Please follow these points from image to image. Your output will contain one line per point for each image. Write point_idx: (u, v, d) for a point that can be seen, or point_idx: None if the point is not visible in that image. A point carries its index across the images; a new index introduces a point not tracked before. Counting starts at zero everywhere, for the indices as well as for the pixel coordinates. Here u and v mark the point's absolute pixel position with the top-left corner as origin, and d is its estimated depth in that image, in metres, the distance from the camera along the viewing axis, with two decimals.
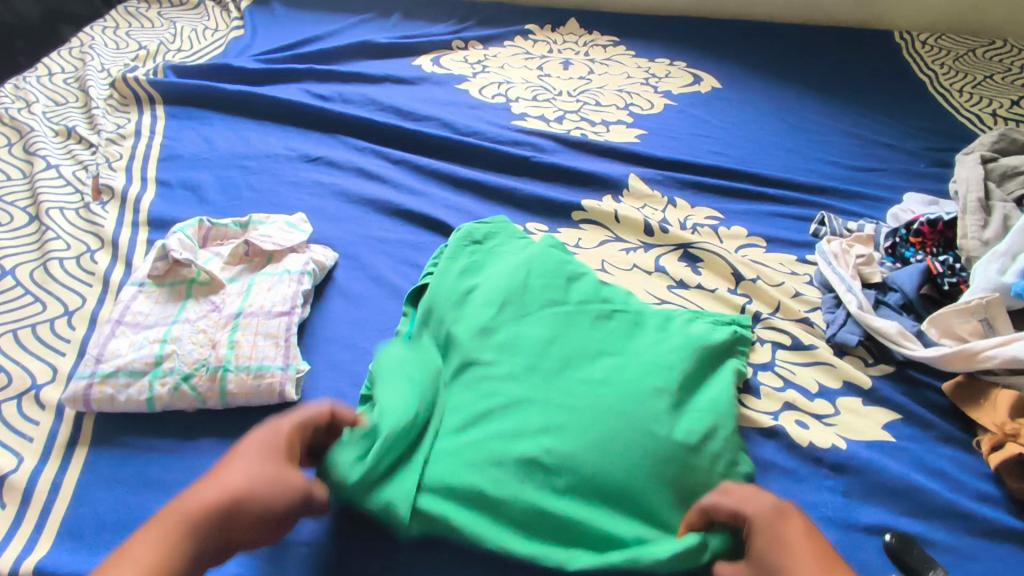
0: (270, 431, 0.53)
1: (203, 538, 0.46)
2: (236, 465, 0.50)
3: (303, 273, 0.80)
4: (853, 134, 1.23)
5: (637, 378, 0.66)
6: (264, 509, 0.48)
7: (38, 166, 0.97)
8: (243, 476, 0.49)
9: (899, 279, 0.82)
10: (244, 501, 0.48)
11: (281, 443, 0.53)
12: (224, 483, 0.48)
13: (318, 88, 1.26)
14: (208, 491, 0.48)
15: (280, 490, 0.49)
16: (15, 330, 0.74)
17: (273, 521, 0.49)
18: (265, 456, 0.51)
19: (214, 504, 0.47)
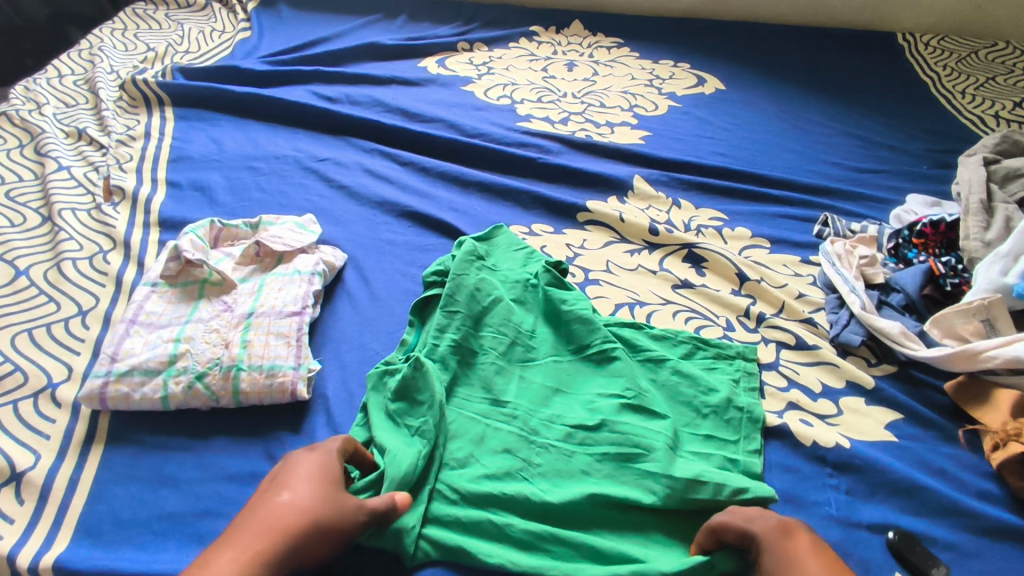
0: (320, 458, 0.57)
1: (290, 558, 0.50)
2: (302, 490, 0.54)
3: (314, 273, 0.81)
4: (856, 135, 1.24)
5: (635, 421, 0.68)
6: (341, 524, 0.53)
7: (50, 168, 0.98)
8: (314, 501, 0.53)
9: (902, 280, 0.83)
10: (324, 522, 0.52)
11: (335, 470, 0.57)
12: (299, 508, 0.52)
13: (325, 90, 1.27)
14: (286, 516, 0.52)
15: (351, 510, 0.54)
16: (30, 329, 0.75)
17: (346, 536, 0.54)
18: (326, 481, 0.55)
19: (296, 527, 0.51)
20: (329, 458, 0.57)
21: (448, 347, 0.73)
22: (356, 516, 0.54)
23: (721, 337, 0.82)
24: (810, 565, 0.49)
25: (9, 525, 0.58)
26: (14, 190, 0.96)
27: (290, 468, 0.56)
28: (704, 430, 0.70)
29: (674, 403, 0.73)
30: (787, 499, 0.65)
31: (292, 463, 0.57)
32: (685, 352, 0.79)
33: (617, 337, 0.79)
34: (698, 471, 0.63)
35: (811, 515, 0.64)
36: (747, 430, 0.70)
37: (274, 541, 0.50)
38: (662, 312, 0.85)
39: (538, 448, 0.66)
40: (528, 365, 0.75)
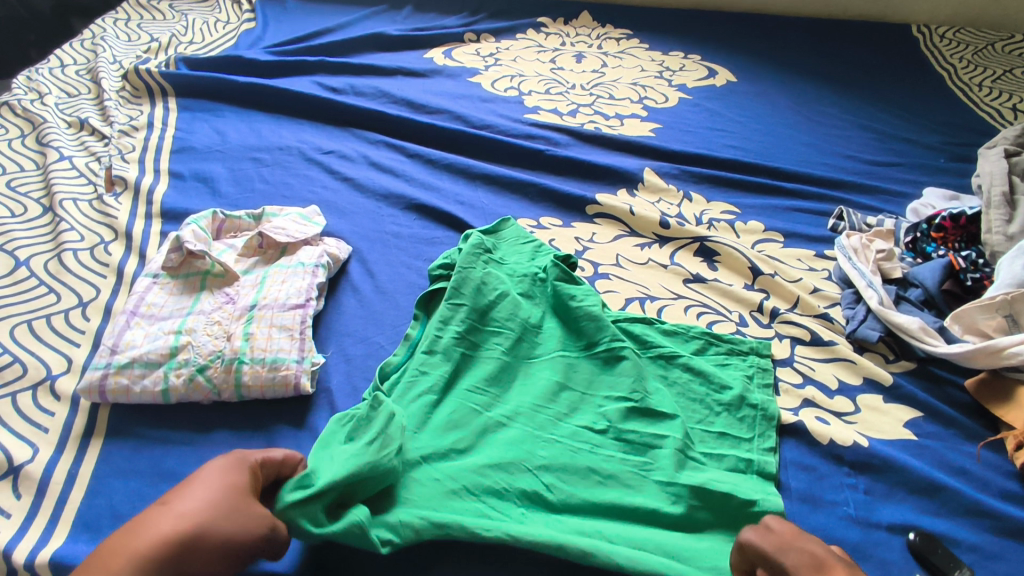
0: (226, 463, 0.52)
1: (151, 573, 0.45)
2: (188, 494, 0.49)
3: (318, 265, 0.80)
4: (870, 128, 1.22)
5: (643, 425, 0.66)
6: (222, 536, 0.47)
7: (51, 158, 0.97)
8: (195, 506, 0.48)
9: (921, 275, 0.81)
10: (201, 530, 0.47)
11: (236, 477, 0.51)
12: (176, 513, 0.47)
13: (330, 81, 1.25)
14: (159, 525, 0.46)
15: (232, 524, 0.48)
16: (30, 320, 0.74)
17: (230, 554, 0.47)
18: (222, 488, 0.49)
19: (164, 537, 0.46)
20: (238, 464, 0.52)
21: (452, 339, 0.72)
22: (243, 531, 0.48)
23: (735, 332, 0.80)
24: None
25: (6, 520, 0.57)
26: (14, 180, 0.95)
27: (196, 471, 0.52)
28: (716, 427, 0.68)
29: (685, 401, 0.71)
30: (804, 499, 0.63)
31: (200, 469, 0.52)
32: (697, 348, 0.77)
33: (626, 335, 0.77)
34: (705, 477, 0.61)
35: (828, 516, 0.62)
36: (762, 428, 0.68)
37: (135, 551, 0.45)
38: (673, 306, 0.83)
39: (544, 441, 0.65)
40: (534, 360, 0.74)
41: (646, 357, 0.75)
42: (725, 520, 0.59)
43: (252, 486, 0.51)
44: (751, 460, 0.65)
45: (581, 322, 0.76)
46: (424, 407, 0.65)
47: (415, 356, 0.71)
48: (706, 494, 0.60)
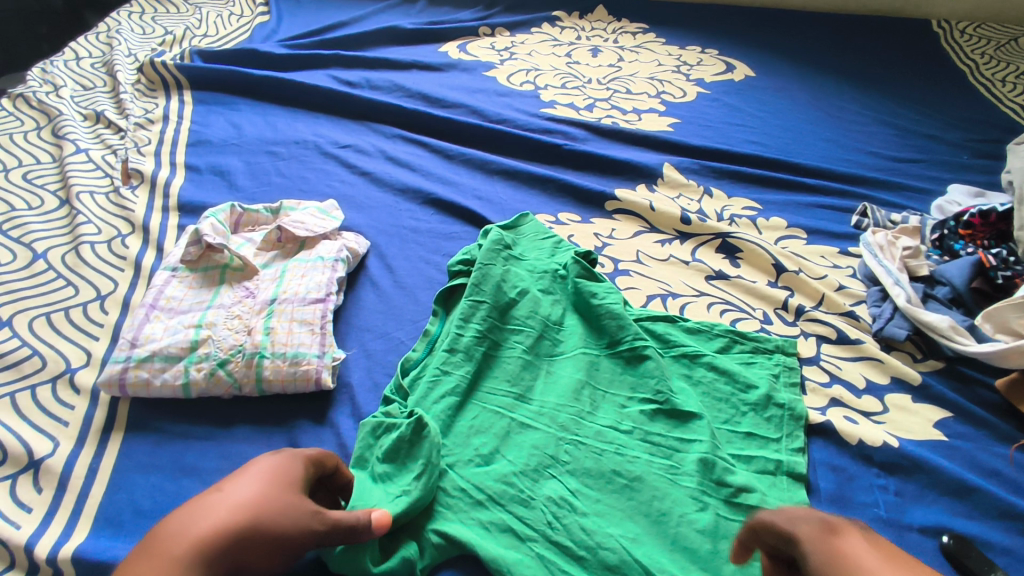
0: (278, 457, 0.51)
1: (209, 560, 0.43)
2: (243, 484, 0.48)
3: (337, 260, 0.79)
4: (892, 124, 1.20)
5: (667, 430, 0.65)
6: (277, 531, 0.46)
7: (68, 150, 0.97)
8: (251, 496, 0.47)
9: (949, 272, 0.80)
10: (257, 520, 0.45)
11: (289, 471, 0.50)
12: (232, 502, 0.46)
13: (345, 75, 1.24)
14: (215, 511, 0.45)
15: (288, 517, 0.47)
16: (48, 313, 0.73)
17: (283, 549, 0.46)
18: (276, 481, 0.48)
19: (221, 524, 0.45)
20: (290, 459, 0.51)
21: (473, 338, 0.71)
22: (298, 527, 0.47)
23: (759, 330, 0.79)
24: None
25: (27, 514, 0.56)
26: (30, 172, 0.94)
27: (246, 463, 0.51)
28: (743, 427, 0.67)
29: (710, 401, 0.69)
30: (833, 500, 0.62)
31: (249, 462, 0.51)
32: (721, 346, 0.75)
33: (648, 334, 0.76)
34: (734, 482, 0.61)
35: (858, 517, 0.61)
36: (789, 428, 0.67)
37: (192, 536, 0.44)
38: (696, 303, 0.82)
39: (568, 445, 0.64)
40: (555, 359, 0.73)
41: (669, 356, 0.74)
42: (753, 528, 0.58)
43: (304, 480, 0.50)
44: (778, 461, 0.64)
45: (602, 321, 0.74)
46: (447, 410, 0.64)
47: (435, 353, 0.70)
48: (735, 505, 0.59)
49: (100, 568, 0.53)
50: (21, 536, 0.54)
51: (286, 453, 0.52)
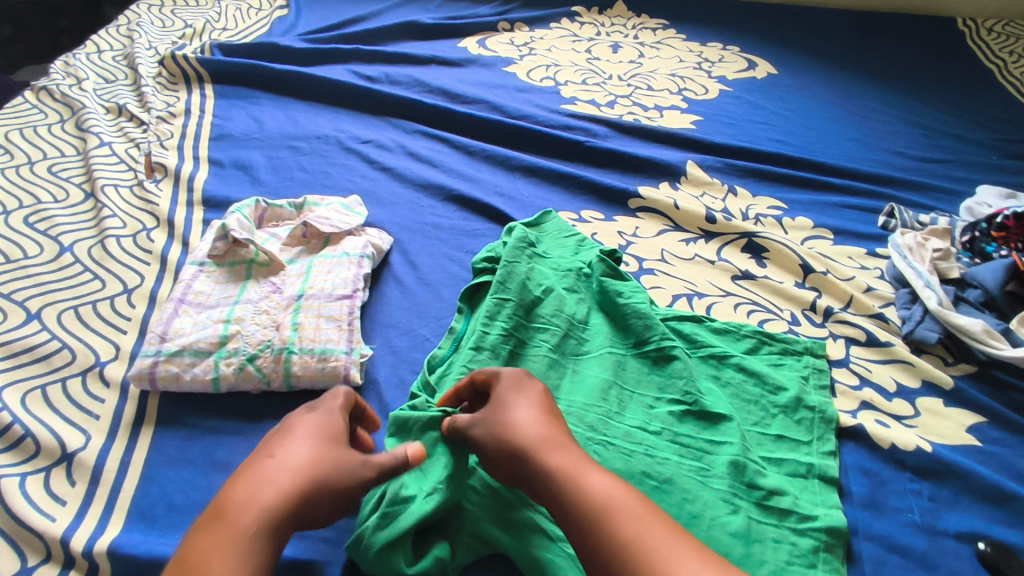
0: (316, 415, 0.52)
1: (279, 525, 0.44)
2: (292, 449, 0.48)
3: (363, 256, 0.79)
4: (919, 123, 1.18)
5: (696, 433, 0.65)
6: (339, 484, 0.47)
7: (92, 143, 0.97)
8: (306, 458, 0.48)
9: (980, 275, 0.78)
10: (318, 478, 0.47)
11: (331, 425, 0.51)
12: (289, 467, 0.47)
13: (365, 69, 1.24)
14: (275, 478, 0.46)
15: (344, 468, 0.48)
16: (76, 306, 0.73)
17: (350, 499, 0.48)
18: (323, 439, 0.50)
19: (284, 490, 0.46)
20: (327, 414, 0.52)
21: (499, 335, 0.70)
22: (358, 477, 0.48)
23: (787, 331, 0.78)
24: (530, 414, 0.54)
25: (61, 507, 0.56)
26: (55, 164, 0.94)
27: (281, 428, 0.51)
28: (774, 430, 0.66)
29: (739, 403, 0.69)
30: (866, 504, 0.61)
31: (282, 424, 0.52)
32: (749, 347, 0.75)
33: (675, 334, 0.75)
34: (766, 486, 0.60)
35: (892, 522, 0.60)
36: (820, 430, 0.66)
37: (258, 505, 0.44)
38: (722, 303, 0.81)
39: (597, 444, 0.62)
40: (580, 358, 0.72)
41: (697, 356, 0.73)
42: (786, 532, 0.58)
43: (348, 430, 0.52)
44: (810, 465, 0.63)
45: (629, 320, 0.74)
46: None
47: (460, 351, 0.69)
48: (767, 508, 0.59)
49: (134, 562, 0.53)
50: (56, 529, 0.54)
51: (322, 408, 0.53)
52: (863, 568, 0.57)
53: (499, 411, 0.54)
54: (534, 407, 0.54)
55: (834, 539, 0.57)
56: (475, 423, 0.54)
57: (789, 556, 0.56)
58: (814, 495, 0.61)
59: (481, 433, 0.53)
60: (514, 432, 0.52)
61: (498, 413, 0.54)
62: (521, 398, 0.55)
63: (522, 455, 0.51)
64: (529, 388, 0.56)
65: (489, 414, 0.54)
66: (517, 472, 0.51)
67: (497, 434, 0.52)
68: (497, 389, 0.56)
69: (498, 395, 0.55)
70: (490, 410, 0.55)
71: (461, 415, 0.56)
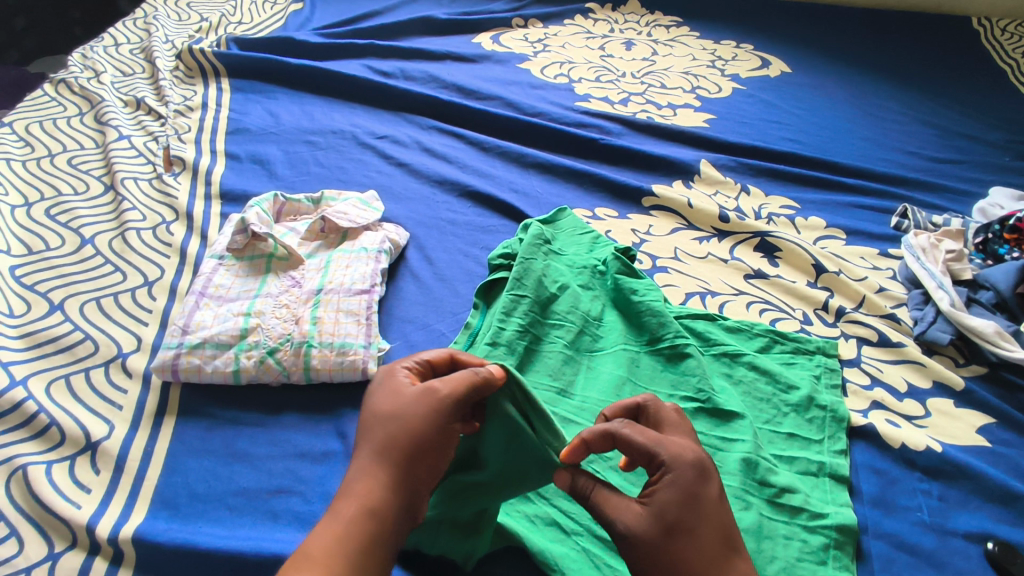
0: (378, 381, 0.52)
1: (373, 501, 0.46)
2: (367, 425, 0.49)
3: (380, 251, 0.80)
4: (932, 123, 1.18)
5: (708, 430, 0.65)
6: (409, 436, 0.47)
7: (111, 137, 0.98)
8: (379, 431, 0.48)
9: (993, 277, 0.79)
10: (391, 444, 0.47)
11: (390, 384, 0.51)
12: (367, 446, 0.48)
13: (380, 64, 1.25)
14: (358, 463, 0.48)
15: (411, 424, 0.48)
16: (98, 298, 0.75)
17: (427, 443, 0.47)
18: (386, 401, 0.50)
19: (370, 469, 0.47)
20: (389, 376, 0.52)
21: (515, 331, 0.70)
22: (422, 422, 0.48)
23: (799, 330, 0.79)
24: (702, 545, 0.45)
25: (87, 495, 0.58)
26: (75, 157, 0.96)
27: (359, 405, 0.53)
28: (785, 428, 0.67)
29: (751, 401, 0.69)
30: (876, 503, 0.62)
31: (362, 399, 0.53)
32: (761, 346, 0.75)
33: (688, 332, 0.75)
34: (778, 484, 0.61)
35: (902, 521, 0.61)
36: (832, 429, 0.67)
37: (350, 494, 0.46)
38: (735, 302, 0.82)
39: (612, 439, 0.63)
40: (595, 355, 0.73)
41: (709, 354, 0.74)
42: (796, 531, 0.58)
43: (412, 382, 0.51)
44: (821, 463, 0.64)
45: (643, 318, 0.74)
46: None
47: (477, 345, 0.70)
48: (778, 506, 0.60)
49: (159, 549, 0.54)
50: (82, 516, 0.55)
51: (384, 368, 0.53)
52: (872, 565, 0.58)
53: (666, 541, 0.45)
54: (708, 544, 0.45)
55: (844, 537, 0.58)
56: (632, 540, 0.45)
57: (799, 553, 0.57)
58: (824, 493, 0.62)
59: (637, 552, 0.45)
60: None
61: (666, 541, 0.45)
62: (694, 524, 0.45)
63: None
64: (706, 502, 0.46)
65: (654, 537, 0.45)
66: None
67: (661, 570, 0.45)
68: (665, 503, 0.45)
69: (670, 513, 0.45)
70: (657, 532, 0.45)
71: (616, 516, 0.46)
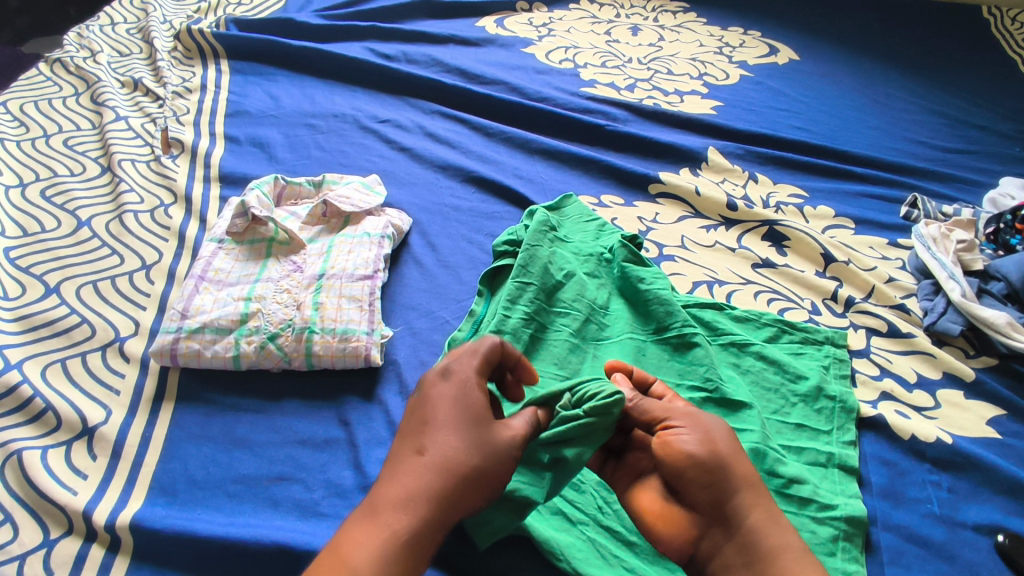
0: (455, 395, 0.48)
1: (429, 528, 0.44)
2: (438, 439, 0.46)
3: (383, 236, 0.78)
4: (942, 113, 1.16)
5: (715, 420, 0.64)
6: (485, 474, 0.45)
7: (108, 117, 0.96)
8: (453, 454, 0.45)
9: (1005, 267, 0.77)
10: (466, 476, 0.45)
11: (472, 404, 0.48)
12: (435, 464, 0.45)
13: (381, 47, 1.22)
14: (422, 479, 0.44)
15: (490, 463, 0.46)
16: (95, 281, 0.73)
17: (495, 485, 0.46)
18: (465, 424, 0.47)
19: (436, 493, 0.44)
20: (468, 392, 0.49)
21: (520, 319, 0.69)
22: (498, 466, 0.46)
23: (807, 320, 0.78)
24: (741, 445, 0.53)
25: (83, 480, 0.57)
26: (71, 138, 0.94)
27: (420, 406, 0.49)
28: (794, 419, 0.66)
29: (758, 392, 0.68)
30: (885, 494, 0.62)
31: (422, 396, 0.49)
32: (769, 336, 0.74)
33: (696, 321, 0.74)
34: (788, 474, 0.60)
35: (911, 513, 0.60)
36: (841, 420, 0.66)
37: (406, 513, 0.43)
38: (743, 291, 0.81)
39: None
40: (601, 344, 0.71)
41: (717, 344, 0.72)
42: (806, 525, 0.57)
43: (488, 409, 0.49)
44: (830, 454, 0.63)
45: (650, 306, 0.72)
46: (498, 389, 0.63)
47: (482, 333, 0.68)
48: (788, 497, 0.58)
49: (157, 536, 0.53)
50: (78, 502, 0.54)
51: (458, 378, 0.49)
52: (881, 557, 0.57)
53: (725, 428, 0.53)
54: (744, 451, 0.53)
55: (853, 531, 0.57)
56: (698, 417, 0.52)
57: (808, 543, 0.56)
58: (832, 483, 0.61)
59: (708, 428, 0.51)
60: (742, 458, 0.51)
61: (724, 428, 0.53)
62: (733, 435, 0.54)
63: (746, 484, 0.49)
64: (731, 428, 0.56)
65: (712, 420, 0.53)
66: (725, 492, 0.48)
67: (723, 446, 0.51)
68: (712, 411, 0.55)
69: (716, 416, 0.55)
70: (716, 422, 0.53)
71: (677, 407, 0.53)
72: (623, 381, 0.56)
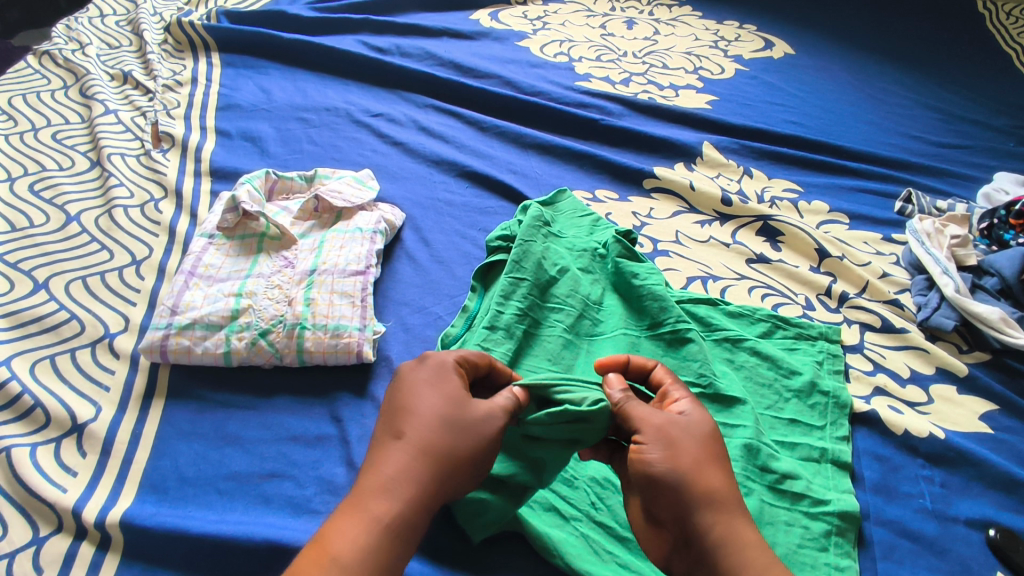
0: (431, 379, 0.49)
1: (412, 511, 0.43)
2: (416, 422, 0.47)
3: (376, 231, 0.78)
4: (937, 108, 1.16)
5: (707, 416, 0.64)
6: (463, 452, 0.45)
7: (97, 111, 0.95)
8: (430, 434, 0.46)
9: (998, 263, 0.78)
10: (444, 454, 0.45)
11: (447, 386, 0.49)
12: (414, 446, 0.45)
13: (374, 40, 1.21)
14: (402, 462, 0.45)
15: (468, 440, 0.46)
16: (84, 277, 0.73)
17: (476, 463, 0.46)
18: (441, 407, 0.47)
19: (415, 475, 0.44)
20: (443, 375, 0.49)
21: (513, 315, 0.68)
22: (476, 443, 0.46)
23: (801, 315, 0.78)
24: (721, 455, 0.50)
25: (73, 478, 0.56)
26: (60, 132, 0.93)
27: (398, 394, 0.50)
28: (787, 414, 0.66)
29: (751, 387, 0.68)
30: (878, 489, 0.62)
31: (400, 385, 0.50)
32: (763, 331, 0.74)
33: (690, 317, 0.73)
34: (780, 470, 0.60)
35: (904, 508, 0.60)
36: (834, 415, 0.66)
37: (387, 497, 0.43)
38: (737, 286, 0.80)
39: None
40: (594, 340, 0.71)
41: (711, 339, 0.72)
42: (799, 520, 0.57)
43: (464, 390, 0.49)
44: (823, 449, 0.63)
45: (644, 302, 0.72)
46: None
47: (474, 329, 0.68)
48: (781, 492, 0.59)
49: (148, 534, 0.53)
50: (67, 500, 0.54)
51: (434, 364, 0.50)
52: (874, 552, 0.57)
53: (700, 438, 0.50)
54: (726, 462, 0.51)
55: (846, 526, 0.57)
56: (669, 429, 0.49)
57: (800, 539, 0.56)
58: (826, 478, 0.61)
59: (677, 442, 0.49)
60: (710, 473, 0.48)
61: (698, 439, 0.50)
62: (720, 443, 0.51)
63: (712, 502, 0.47)
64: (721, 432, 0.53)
65: (688, 431, 0.50)
66: (685, 509, 0.47)
67: (689, 459, 0.48)
68: (700, 415, 0.52)
69: (703, 422, 0.51)
70: (693, 432, 0.50)
71: (654, 415, 0.50)
72: (612, 381, 0.53)
